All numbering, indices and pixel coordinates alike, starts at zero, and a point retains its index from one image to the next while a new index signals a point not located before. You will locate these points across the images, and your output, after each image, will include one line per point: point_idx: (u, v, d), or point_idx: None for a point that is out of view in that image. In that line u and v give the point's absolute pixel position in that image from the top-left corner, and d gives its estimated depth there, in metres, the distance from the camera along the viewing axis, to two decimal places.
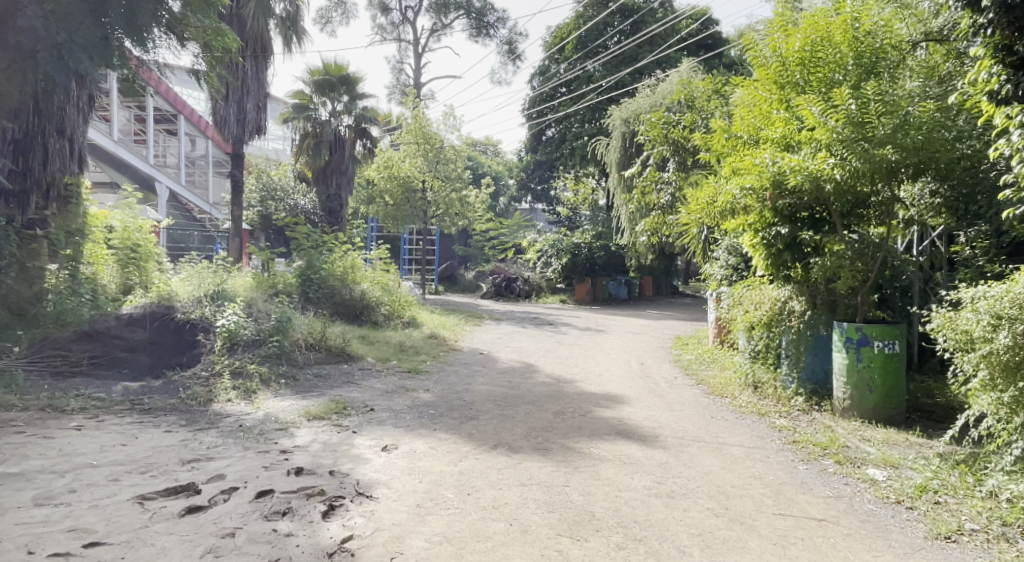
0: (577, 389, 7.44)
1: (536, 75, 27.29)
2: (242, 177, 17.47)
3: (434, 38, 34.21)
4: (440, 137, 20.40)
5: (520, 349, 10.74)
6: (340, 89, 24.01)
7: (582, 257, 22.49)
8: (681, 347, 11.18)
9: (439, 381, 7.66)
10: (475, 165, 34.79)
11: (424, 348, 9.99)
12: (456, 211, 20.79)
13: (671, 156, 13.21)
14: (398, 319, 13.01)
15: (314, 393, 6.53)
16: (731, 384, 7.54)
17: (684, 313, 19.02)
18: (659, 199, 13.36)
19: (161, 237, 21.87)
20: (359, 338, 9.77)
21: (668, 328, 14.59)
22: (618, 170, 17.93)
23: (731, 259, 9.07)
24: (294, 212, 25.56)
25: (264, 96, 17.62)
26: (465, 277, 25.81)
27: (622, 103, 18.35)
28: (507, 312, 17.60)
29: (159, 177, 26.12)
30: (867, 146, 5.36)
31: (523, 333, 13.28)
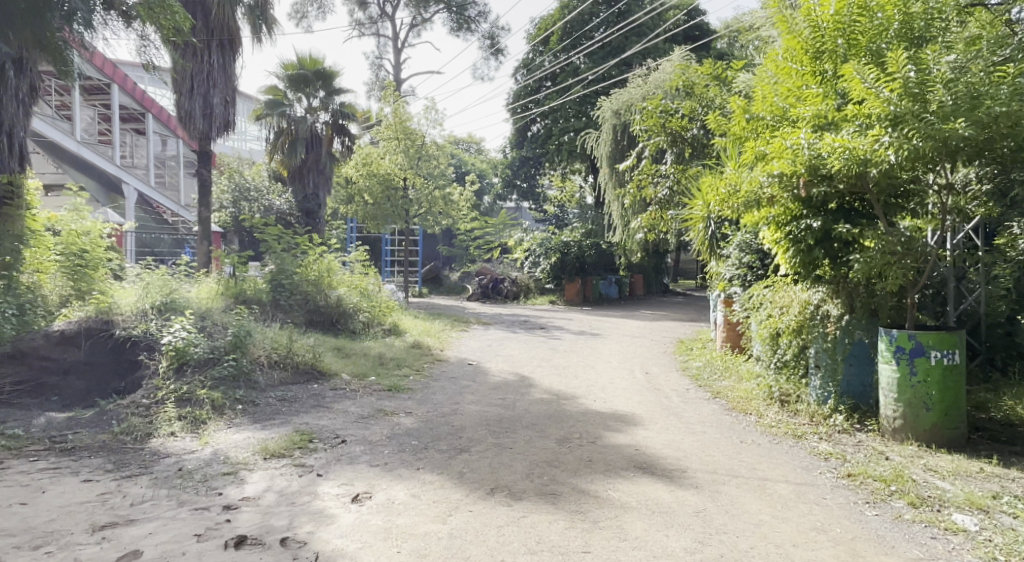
0: (581, 407, 6.54)
1: (520, 69, 26.39)
2: (210, 176, 16.57)
3: (414, 33, 33.24)
4: (421, 132, 19.48)
5: (512, 358, 9.83)
6: (316, 84, 22.98)
7: (572, 256, 21.60)
8: (685, 352, 10.31)
9: (424, 400, 6.73)
10: (458, 163, 33.85)
11: (406, 359, 9.04)
12: (439, 210, 19.86)
13: (668, 147, 12.39)
14: (379, 327, 12.04)
15: (275, 421, 5.56)
16: (752, 398, 6.67)
17: (679, 313, 18.20)
18: (655, 193, 12.52)
19: (126, 241, 20.72)
20: (334, 351, 8.81)
21: (667, 331, 13.74)
22: (609, 163, 17.12)
23: (743, 257, 8.23)
24: (269, 213, 24.50)
25: (232, 91, 16.76)
26: (449, 279, 24.87)
27: (611, 94, 17.51)
28: (494, 315, 16.68)
29: (126, 178, 24.95)
30: (931, 121, 4.48)
31: (513, 339, 12.36)
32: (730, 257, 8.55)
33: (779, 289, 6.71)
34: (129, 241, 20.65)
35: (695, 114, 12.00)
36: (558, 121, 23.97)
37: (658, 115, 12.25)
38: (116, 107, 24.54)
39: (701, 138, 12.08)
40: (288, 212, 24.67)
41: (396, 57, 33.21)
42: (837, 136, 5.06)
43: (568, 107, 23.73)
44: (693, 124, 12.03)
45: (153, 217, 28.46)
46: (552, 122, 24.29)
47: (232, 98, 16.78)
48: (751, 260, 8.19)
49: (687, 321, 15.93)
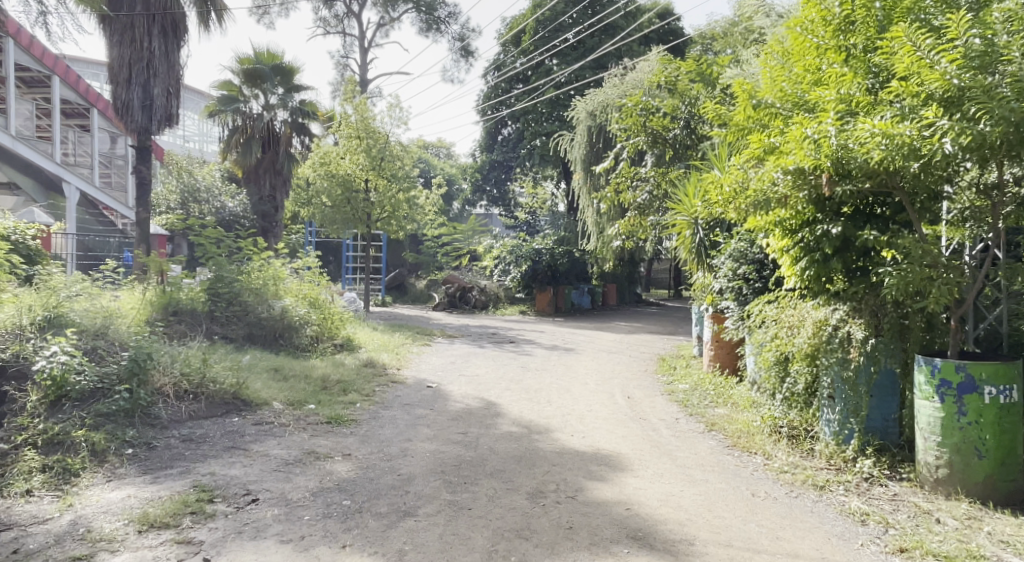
0: (557, 445, 5.50)
1: (490, 70, 25.40)
2: (149, 173, 15.49)
3: (382, 33, 32.13)
4: (384, 131, 18.39)
5: (476, 379, 8.76)
6: (274, 80, 21.71)
7: (543, 264, 20.57)
8: (668, 372, 9.34)
9: (369, 437, 5.62)
10: (426, 167, 32.71)
11: (355, 381, 7.93)
12: (402, 214, 18.69)
13: (647, 149, 11.46)
14: (329, 341, 10.82)
15: (171, 472, 4.44)
16: (755, 433, 5.67)
17: (656, 325, 17.29)
18: (634, 197, 11.59)
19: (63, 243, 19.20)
20: (271, 373, 7.65)
21: (646, 346, 12.80)
22: (584, 167, 16.23)
23: (734, 265, 7.32)
24: (221, 216, 23.07)
25: (176, 81, 15.54)
26: (415, 287, 23.69)
27: (586, 94, 16.61)
28: (460, 327, 15.59)
29: (66, 177, 23.45)
30: (1004, 98, 3.58)
31: (479, 355, 11.30)
32: (721, 267, 7.65)
33: (783, 305, 5.77)
34: (64, 241, 19.20)
35: (678, 113, 11.08)
36: (530, 124, 23.03)
37: (637, 112, 11.30)
38: (57, 101, 23.04)
39: (683, 139, 11.18)
40: (244, 215, 23.33)
41: (362, 56, 31.97)
42: (874, 120, 4.15)
43: (540, 109, 22.81)
44: (675, 124, 11.12)
45: (96, 218, 26.85)
46: (524, 125, 23.35)
47: (177, 90, 15.59)
48: (740, 269, 7.28)
49: (664, 335, 15.06)
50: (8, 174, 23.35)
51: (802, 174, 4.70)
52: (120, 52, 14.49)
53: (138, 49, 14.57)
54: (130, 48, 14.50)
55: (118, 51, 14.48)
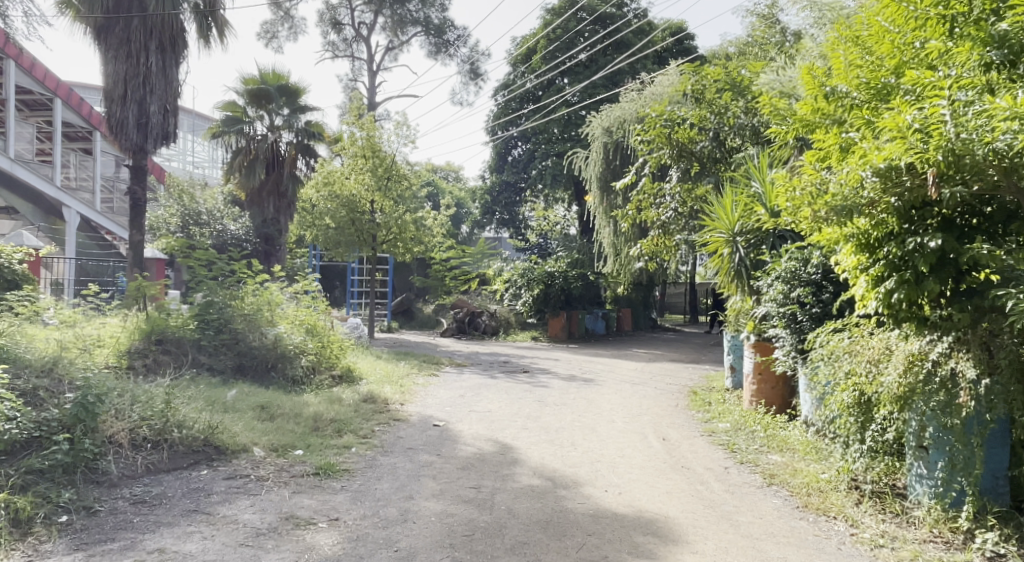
0: (591, 507, 4.54)
1: (500, 90, 24.83)
2: (143, 193, 14.74)
3: (391, 56, 31.87)
4: (390, 150, 17.73)
5: (489, 416, 7.82)
6: (279, 100, 21.22)
7: (556, 287, 19.63)
8: (702, 408, 8.37)
9: (363, 495, 4.67)
10: (434, 190, 32.11)
11: (352, 420, 7.01)
12: (410, 236, 17.87)
13: (672, 163, 10.57)
14: (327, 372, 9.91)
15: (111, 547, 3.52)
16: (828, 492, 4.72)
17: (677, 353, 16.30)
18: (657, 215, 10.77)
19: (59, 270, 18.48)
20: (255, 411, 6.73)
21: (671, 377, 11.81)
22: (600, 185, 15.43)
23: (783, 288, 6.39)
24: (222, 239, 22.33)
25: (173, 98, 14.87)
26: (422, 312, 22.89)
27: (601, 110, 15.82)
28: (469, 355, 14.62)
29: (66, 201, 22.93)
30: None
31: (491, 387, 10.36)
32: (767, 291, 6.75)
33: (858, 337, 4.85)
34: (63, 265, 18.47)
35: (706, 124, 10.15)
36: (540, 145, 22.33)
37: (661, 123, 10.39)
38: (58, 124, 22.61)
39: (711, 152, 10.25)
40: (245, 239, 22.57)
41: (370, 80, 31.54)
42: (1007, 98, 3.28)
43: (551, 129, 22.13)
44: (703, 136, 10.19)
45: (96, 242, 26.28)
46: (535, 145, 22.70)
47: (175, 108, 14.96)
48: (789, 293, 6.36)
49: (689, 363, 14.06)
50: (5, 198, 22.80)
51: (896, 173, 3.81)
52: (116, 66, 13.87)
53: (134, 64, 13.93)
54: (126, 63, 13.89)
55: (114, 66, 13.87)
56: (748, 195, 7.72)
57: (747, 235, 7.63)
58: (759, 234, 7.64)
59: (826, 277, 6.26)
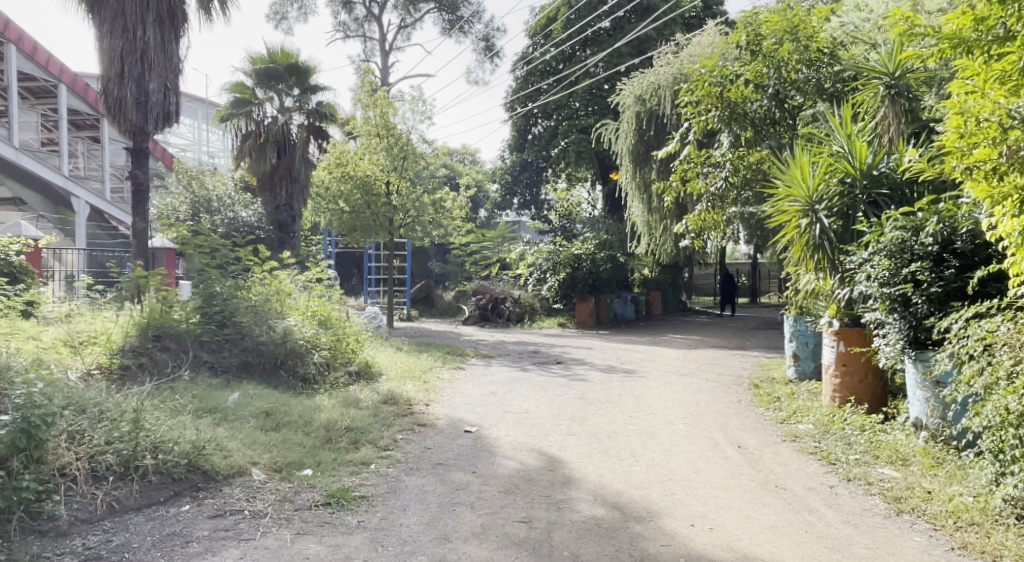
0: (681, 552, 3.49)
1: (519, 64, 23.56)
2: (146, 178, 13.84)
3: (403, 35, 30.78)
4: (404, 128, 16.65)
5: (528, 418, 6.78)
6: (289, 80, 20.26)
7: (584, 271, 18.44)
8: (771, 405, 7.27)
9: (384, 536, 3.65)
10: (451, 173, 31.07)
11: (372, 427, 6.01)
12: (428, 219, 16.86)
13: (722, 127, 9.42)
14: (343, 369, 8.92)
15: None
16: (990, 526, 3.67)
17: (717, 339, 15.17)
18: (706, 186, 9.65)
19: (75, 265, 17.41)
20: (258, 420, 5.77)
21: (721, 366, 10.69)
22: (632, 158, 14.30)
23: (890, 265, 5.28)
24: (234, 227, 21.07)
25: (174, 76, 13.90)
26: (442, 299, 21.97)
27: (631, 77, 14.65)
28: (496, 345, 13.58)
29: (75, 191, 22.25)
30: None
31: (525, 381, 9.33)
32: (862, 267, 5.66)
33: None
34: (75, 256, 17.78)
35: (763, 80, 8.96)
36: (562, 123, 21.17)
37: (711, 81, 9.24)
38: (64, 111, 21.84)
39: (767, 112, 9.08)
40: (258, 226, 21.23)
41: (382, 61, 30.44)
42: None
43: (575, 104, 20.94)
44: (759, 94, 9.02)
45: (107, 232, 25.58)
46: (557, 122, 21.50)
47: (177, 86, 14.04)
48: (897, 271, 5.26)
49: (735, 350, 12.91)
50: (11, 188, 22.08)
51: None
52: (111, 42, 12.87)
53: (131, 39, 12.97)
54: (122, 38, 12.91)
55: (109, 41, 12.89)
56: (830, 157, 6.60)
57: (830, 203, 6.50)
58: (844, 201, 6.48)
59: (945, 250, 5.14)
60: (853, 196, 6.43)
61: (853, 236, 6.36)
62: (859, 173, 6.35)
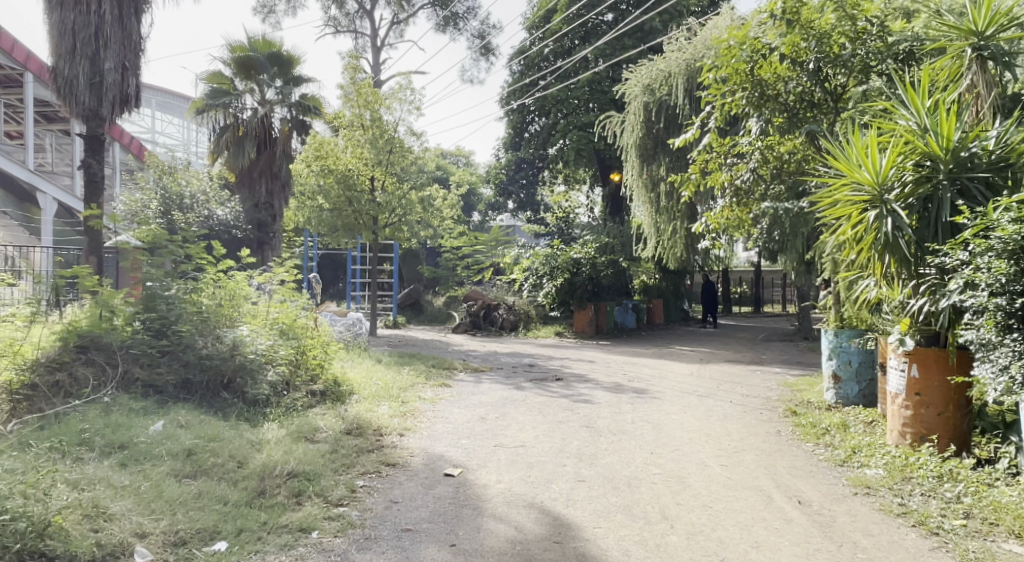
0: None
1: (515, 58, 22.28)
2: (100, 168, 12.44)
3: (396, 31, 29.57)
4: (389, 120, 15.27)
5: (525, 455, 5.46)
6: (270, 70, 18.93)
7: (583, 277, 17.13)
8: (821, 439, 5.96)
9: None
10: (444, 174, 29.78)
11: (325, 470, 4.70)
12: (416, 218, 15.54)
13: (750, 110, 8.08)
14: (305, 388, 7.55)
15: None
16: None
17: (729, 351, 13.87)
18: (731, 178, 8.38)
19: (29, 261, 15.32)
20: (174, 464, 4.45)
21: (743, 384, 9.38)
22: (638, 153, 13.03)
23: (1007, 269, 4.01)
24: (208, 225, 20.06)
25: (133, 55, 12.52)
26: (431, 305, 20.67)
27: (637, 65, 13.44)
28: (487, 357, 12.27)
29: (41, 186, 20.96)
30: None
31: (520, 402, 8.02)
32: (962, 270, 4.39)
33: None
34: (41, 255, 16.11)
35: (802, 55, 7.68)
36: (559, 120, 19.97)
37: (740, 56, 7.91)
38: (30, 102, 20.49)
39: (802, 93, 7.82)
40: (235, 225, 20.35)
41: (374, 57, 29.15)
42: None
43: (575, 99, 19.67)
44: (796, 71, 7.73)
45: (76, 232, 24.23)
46: (554, 119, 20.27)
47: (136, 67, 12.65)
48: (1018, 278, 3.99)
49: (753, 365, 11.61)
50: None
51: None
52: (61, 15, 11.63)
53: (83, 13, 11.67)
54: (74, 11, 11.63)
55: (59, 15, 11.61)
56: (904, 136, 5.32)
57: (905, 192, 5.22)
58: (925, 189, 5.20)
59: None
60: (935, 184, 5.16)
61: (936, 234, 5.09)
62: (944, 155, 5.06)
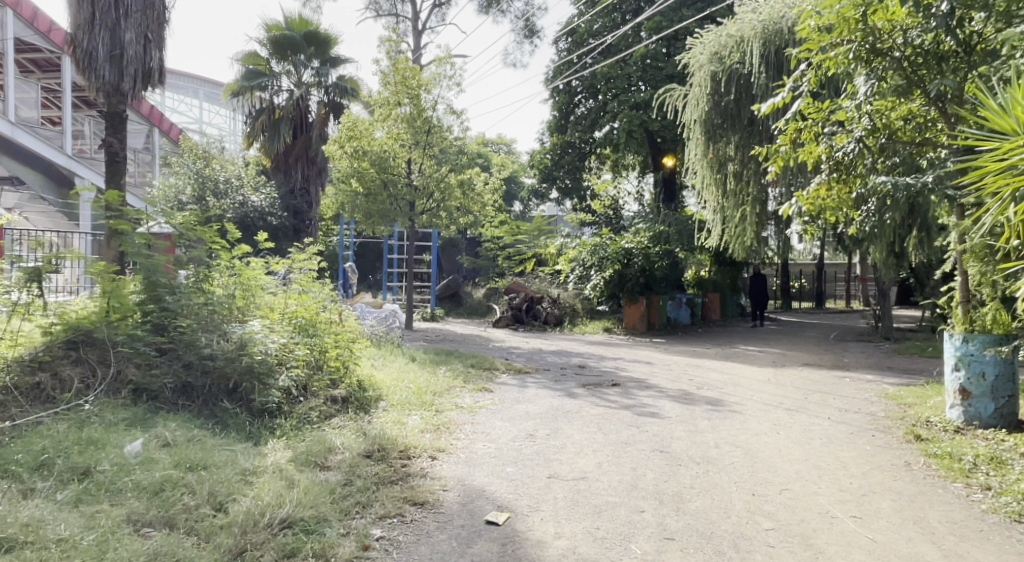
0: None
1: (562, 35, 20.90)
2: (122, 147, 11.61)
3: (438, 14, 28.45)
4: (428, 97, 14.17)
5: (588, 494, 4.26)
6: (306, 50, 18.02)
7: (635, 269, 15.74)
8: (974, 482, 4.58)
9: None
10: (485, 162, 28.59)
11: (331, 515, 3.59)
12: (455, 205, 14.40)
13: (857, 67, 6.71)
14: (323, 394, 6.47)
15: None
16: None
17: (802, 353, 12.40)
18: (829, 148, 7.00)
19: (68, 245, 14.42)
20: (135, 506, 3.40)
21: (835, 395, 7.97)
22: (702, 129, 11.62)
23: None
24: (243, 213, 18.75)
25: (155, 26, 11.68)
26: (472, 297, 19.62)
27: (701, 32, 12.09)
28: (532, 356, 11.08)
29: (79, 171, 20.62)
30: None
31: (574, 413, 6.81)
32: None
33: None
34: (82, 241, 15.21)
35: None
36: (610, 101, 18.62)
37: None
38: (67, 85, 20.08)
39: (922, 44, 6.47)
40: (270, 211, 18.97)
41: (414, 41, 28.10)
42: None
43: (627, 76, 18.28)
44: (918, 17, 6.36)
45: None
46: (605, 99, 18.88)
47: (160, 39, 11.80)
48: None
49: (837, 371, 10.13)
50: (9, 167, 20.45)
51: None
52: None
53: None
54: None
55: None
56: None
57: None
58: None
59: None
60: None
61: None
62: None
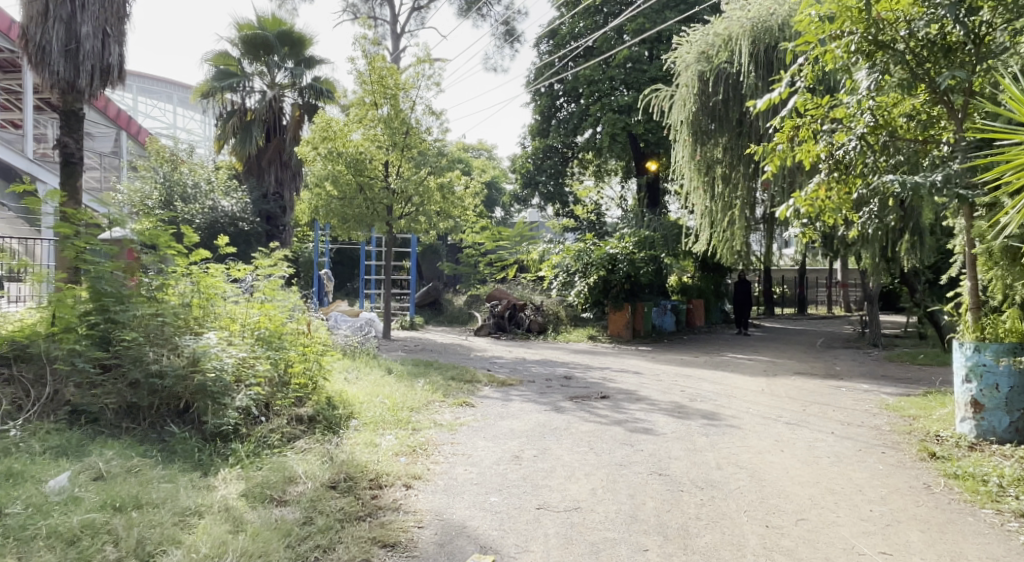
0: None
1: (544, 38, 20.50)
2: (79, 148, 10.98)
3: (416, 16, 27.92)
4: (406, 97, 13.64)
5: (582, 528, 3.76)
6: (279, 49, 17.41)
7: (620, 274, 15.28)
8: (1006, 507, 4.16)
9: None
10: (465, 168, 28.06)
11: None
12: (434, 209, 13.88)
13: (860, 59, 6.31)
14: (288, 413, 5.89)
15: None
16: None
17: (793, 361, 12.03)
18: (828, 148, 6.59)
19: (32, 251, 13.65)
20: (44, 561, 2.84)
21: (836, 406, 7.56)
22: (689, 130, 11.25)
23: None
24: (213, 218, 18.00)
25: (116, 20, 11.07)
26: (452, 305, 19.08)
27: (687, 31, 11.76)
28: (515, 366, 10.57)
29: (42, 176, 19.77)
30: None
31: (562, 430, 6.30)
32: None
33: None
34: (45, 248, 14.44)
35: None
36: (592, 104, 18.25)
37: None
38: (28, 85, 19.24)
39: (929, 35, 6.09)
40: (242, 216, 18.27)
41: (392, 44, 27.55)
42: None
43: (610, 79, 17.94)
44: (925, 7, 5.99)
45: None
46: (587, 102, 18.49)
47: (120, 34, 11.18)
48: None
49: (832, 380, 9.75)
50: None
51: None
52: None
53: None
54: None
55: None
56: None
57: None
58: None
59: None
60: None
61: None
62: None
